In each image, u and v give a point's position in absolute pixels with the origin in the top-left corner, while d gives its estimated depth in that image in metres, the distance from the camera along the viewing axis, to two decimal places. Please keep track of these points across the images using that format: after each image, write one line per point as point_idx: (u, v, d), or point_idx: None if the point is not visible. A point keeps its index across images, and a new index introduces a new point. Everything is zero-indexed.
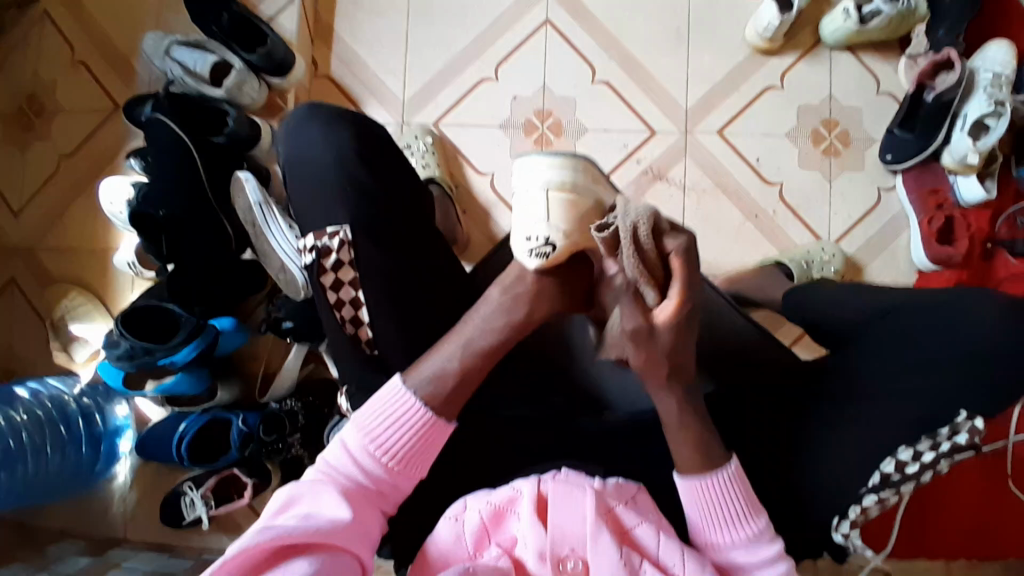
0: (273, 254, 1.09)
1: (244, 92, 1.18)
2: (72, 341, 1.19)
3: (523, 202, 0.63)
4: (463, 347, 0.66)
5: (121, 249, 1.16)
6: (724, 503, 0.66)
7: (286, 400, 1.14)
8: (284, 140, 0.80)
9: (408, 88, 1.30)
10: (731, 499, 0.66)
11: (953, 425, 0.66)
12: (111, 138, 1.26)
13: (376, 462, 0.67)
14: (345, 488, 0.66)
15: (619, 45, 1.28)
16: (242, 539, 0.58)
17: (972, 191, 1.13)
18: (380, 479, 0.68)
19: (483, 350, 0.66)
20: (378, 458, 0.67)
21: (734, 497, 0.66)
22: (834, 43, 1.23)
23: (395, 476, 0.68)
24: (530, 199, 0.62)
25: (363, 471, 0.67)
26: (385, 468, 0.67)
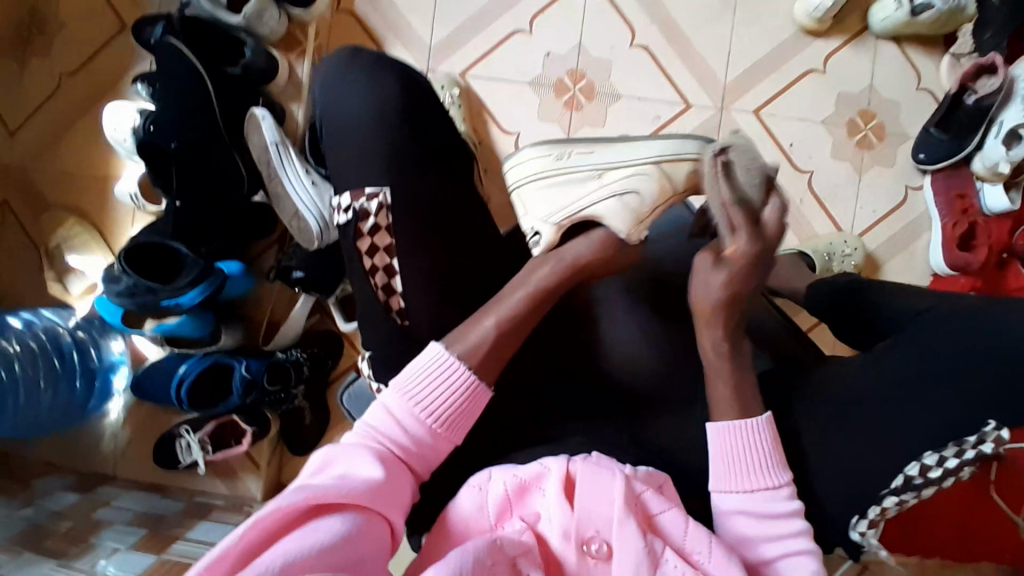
0: (287, 199, 1.03)
1: (264, 20, 1.10)
2: (67, 272, 1.13)
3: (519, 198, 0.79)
4: (498, 311, 0.67)
5: (123, 179, 1.10)
6: (751, 452, 0.65)
7: (291, 349, 1.11)
8: (321, 85, 0.75)
9: (436, 33, 1.22)
10: (763, 451, 0.65)
11: (981, 434, 0.64)
12: (117, 57, 1.17)
13: (419, 425, 0.63)
14: (383, 450, 0.62)
15: (662, 10, 1.22)
16: (278, 495, 0.53)
17: (997, 199, 1.11)
18: (421, 443, 0.64)
19: (513, 314, 0.67)
20: (422, 420, 0.63)
21: (764, 451, 0.65)
22: (882, 31, 1.19)
23: (437, 440, 0.64)
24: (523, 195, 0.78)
25: (406, 433, 0.63)
26: (429, 431, 0.64)
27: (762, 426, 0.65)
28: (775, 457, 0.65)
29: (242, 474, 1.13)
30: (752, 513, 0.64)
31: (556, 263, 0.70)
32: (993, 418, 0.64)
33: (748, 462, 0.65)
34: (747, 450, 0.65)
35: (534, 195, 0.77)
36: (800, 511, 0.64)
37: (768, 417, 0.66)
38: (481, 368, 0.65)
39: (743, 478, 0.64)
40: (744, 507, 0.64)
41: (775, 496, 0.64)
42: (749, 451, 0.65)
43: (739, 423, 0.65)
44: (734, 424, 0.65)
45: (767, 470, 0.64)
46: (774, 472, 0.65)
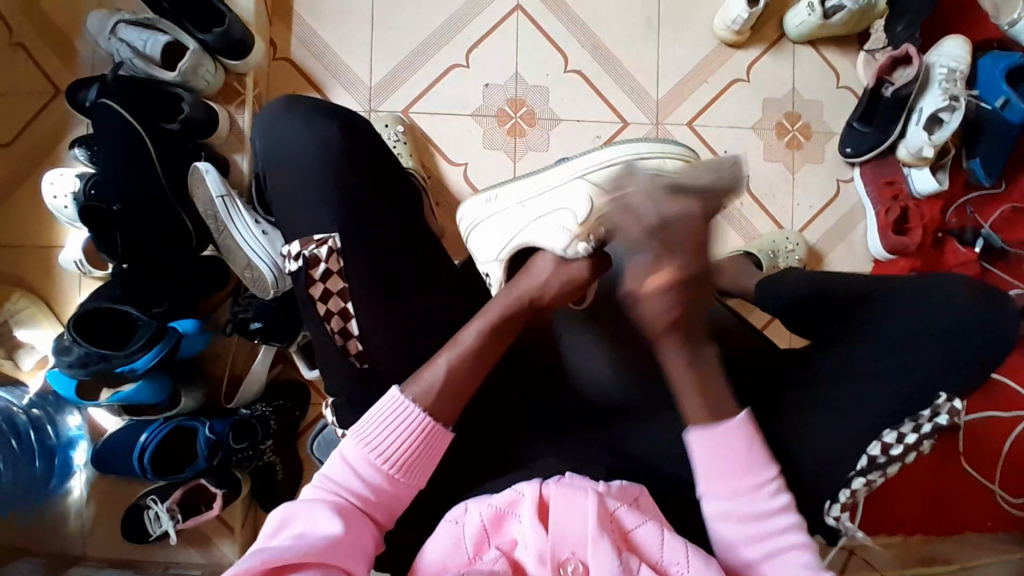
0: (238, 250, 1.03)
1: (199, 75, 1.10)
2: (16, 347, 1.08)
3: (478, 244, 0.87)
4: (459, 352, 0.68)
5: (67, 248, 1.08)
6: (732, 454, 0.66)
7: (255, 404, 1.09)
8: (259, 132, 0.75)
9: (376, 73, 1.24)
10: (744, 451, 0.66)
11: (935, 407, 0.70)
12: (52, 123, 1.15)
13: (376, 472, 0.64)
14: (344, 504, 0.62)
15: (591, 35, 1.27)
16: (233, 566, 0.53)
17: (925, 181, 1.20)
18: (380, 489, 0.64)
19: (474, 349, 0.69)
20: (378, 466, 0.64)
21: (742, 452, 0.66)
22: (798, 37, 1.26)
23: (395, 485, 0.65)
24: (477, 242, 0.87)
25: (363, 481, 0.64)
26: (387, 478, 0.64)
27: (738, 428, 0.66)
28: (755, 456, 0.66)
29: (215, 540, 1.09)
30: (740, 512, 0.65)
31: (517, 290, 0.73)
32: (944, 391, 0.70)
33: (728, 462, 0.66)
34: (732, 451, 0.66)
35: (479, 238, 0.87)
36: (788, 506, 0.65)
37: (744, 417, 0.67)
38: (444, 409, 0.66)
39: (733, 479, 0.66)
40: (730, 508, 0.65)
41: (759, 495, 0.65)
42: (730, 456, 0.66)
43: (717, 425, 0.66)
44: (710, 428, 0.66)
45: (752, 468, 0.66)
46: (758, 468, 0.66)
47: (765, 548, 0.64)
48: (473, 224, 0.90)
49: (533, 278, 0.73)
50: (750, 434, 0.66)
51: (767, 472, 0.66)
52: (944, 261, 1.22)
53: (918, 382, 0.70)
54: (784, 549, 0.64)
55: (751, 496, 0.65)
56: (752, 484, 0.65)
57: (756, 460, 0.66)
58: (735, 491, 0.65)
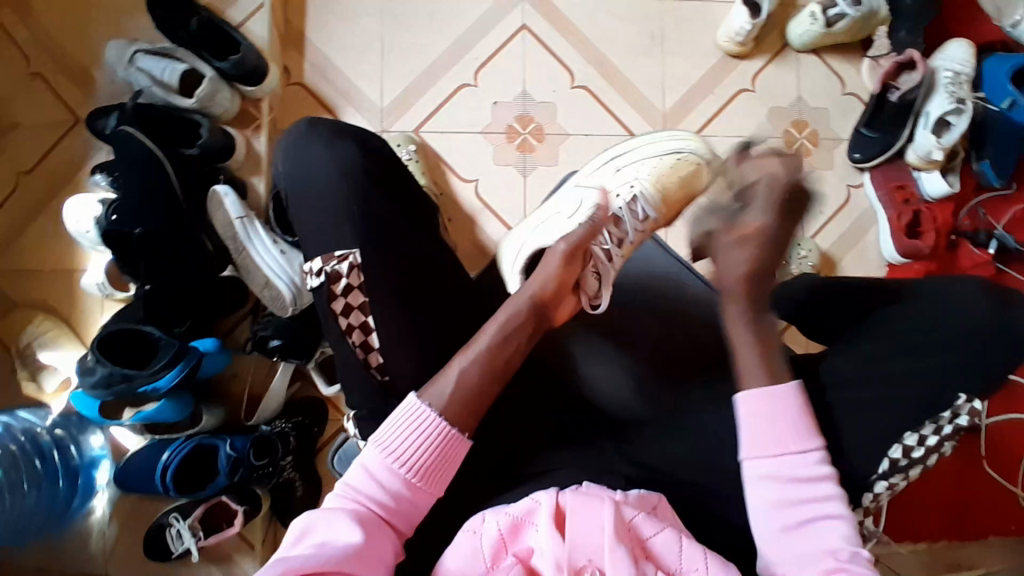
0: (257, 269, 1.05)
1: (216, 101, 1.13)
2: (40, 369, 1.11)
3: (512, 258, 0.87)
4: (469, 361, 0.68)
5: (89, 272, 1.11)
6: (778, 419, 0.66)
7: (274, 421, 1.10)
8: (281, 155, 0.77)
9: (387, 94, 1.27)
10: (793, 417, 0.66)
11: (955, 408, 0.69)
12: (75, 151, 1.19)
13: (397, 479, 0.64)
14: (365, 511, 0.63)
15: (597, 51, 1.29)
16: (256, 574, 0.54)
17: (936, 185, 1.19)
18: (400, 496, 0.65)
19: (489, 360, 0.69)
20: (397, 472, 0.64)
21: (794, 416, 0.66)
22: (801, 46, 1.28)
23: (416, 493, 0.65)
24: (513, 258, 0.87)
25: (382, 488, 0.64)
26: (406, 483, 0.65)
27: (789, 393, 0.67)
28: (804, 422, 0.66)
29: (236, 555, 1.09)
30: (781, 478, 0.64)
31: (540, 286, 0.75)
32: (963, 392, 0.70)
33: (780, 424, 0.66)
34: (781, 416, 0.66)
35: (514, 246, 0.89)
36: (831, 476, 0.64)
37: (797, 385, 0.68)
38: (461, 421, 0.67)
39: (776, 441, 0.65)
40: (773, 471, 0.65)
41: (805, 461, 0.64)
42: (778, 418, 0.66)
43: (767, 390, 0.67)
44: (765, 390, 0.67)
45: (800, 435, 0.65)
46: (806, 438, 0.65)
47: (797, 520, 0.63)
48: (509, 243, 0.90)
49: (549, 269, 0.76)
50: (801, 399, 0.67)
51: (813, 440, 0.65)
52: (957, 263, 1.23)
53: (937, 381, 0.70)
54: (823, 519, 0.63)
55: (795, 461, 0.65)
56: (794, 450, 0.65)
57: (805, 426, 0.66)
58: (776, 454, 0.65)
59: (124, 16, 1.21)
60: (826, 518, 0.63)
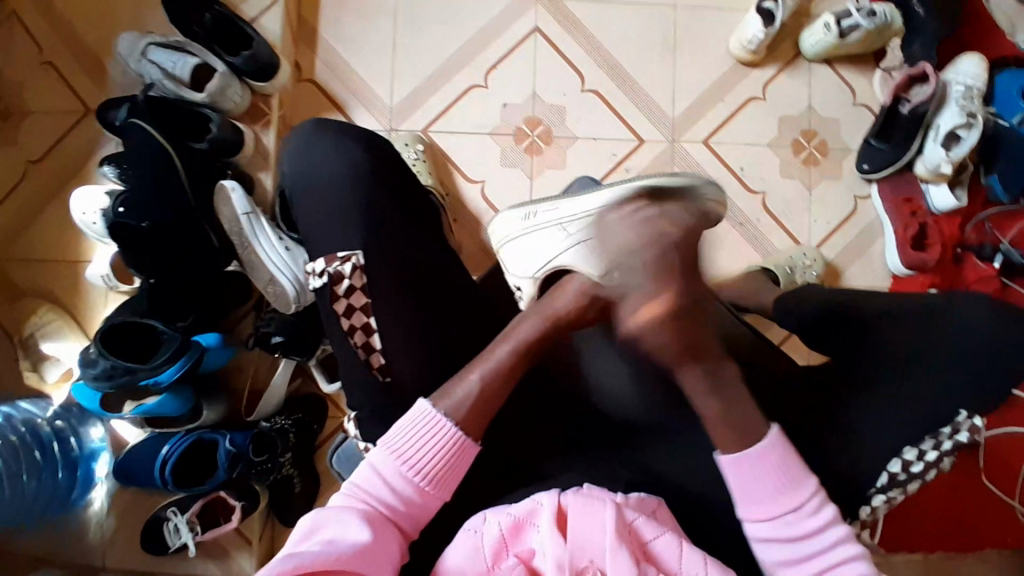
0: (262, 265, 1.05)
1: (227, 95, 1.13)
2: (42, 360, 1.11)
3: (516, 255, 0.85)
4: (486, 369, 0.68)
5: (94, 262, 1.11)
6: (765, 477, 0.65)
7: (275, 417, 1.10)
8: (288, 157, 0.77)
9: (396, 93, 1.27)
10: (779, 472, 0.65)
11: (955, 424, 0.71)
12: (82, 142, 1.19)
13: (408, 484, 0.66)
14: (374, 512, 0.64)
15: (608, 56, 1.29)
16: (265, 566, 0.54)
17: (943, 199, 1.20)
18: (409, 501, 0.66)
19: (502, 368, 0.69)
20: (410, 479, 0.66)
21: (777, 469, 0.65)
22: (813, 56, 1.28)
23: (426, 498, 0.66)
24: (518, 253, 0.85)
25: (394, 493, 0.66)
26: (418, 490, 0.66)
27: (768, 450, 0.65)
28: (790, 475, 0.65)
29: (233, 551, 1.09)
30: (782, 538, 0.65)
31: (543, 315, 0.70)
32: (963, 408, 0.71)
33: (766, 481, 0.65)
34: (767, 471, 0.65)
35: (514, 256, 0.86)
36: (834, 514, 0.65)
37: (777, 433, 0.66)
38: (468, 425, 0.67)
39: (768, 501, 0.65)
40: (773, 532, 0.65)
41: (801, 516, 0.64)
42: (765, 477, 0.65)
43: (744, 451, 0.65)
44: (740, 454, 0.65)
45: (790, 490, 0.65)
46: (801, 485, 0.65)
47: (809, 569, 0.64)
48: (507, 241, 0.89)
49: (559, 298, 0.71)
50: (783, 449, 0.65)
51: (807, 488, 0.65)
52: (962, 276, 1.22)
53: (935, 398, 0.71)
54: (834, 565, 0.64)
55: (793, 517, 0.65)
56: (794, 503, 0.65)
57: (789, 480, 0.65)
58: (772, 515, 0.65)
59: (136, 9, 1.21)
60: (843, 559, 0.64)
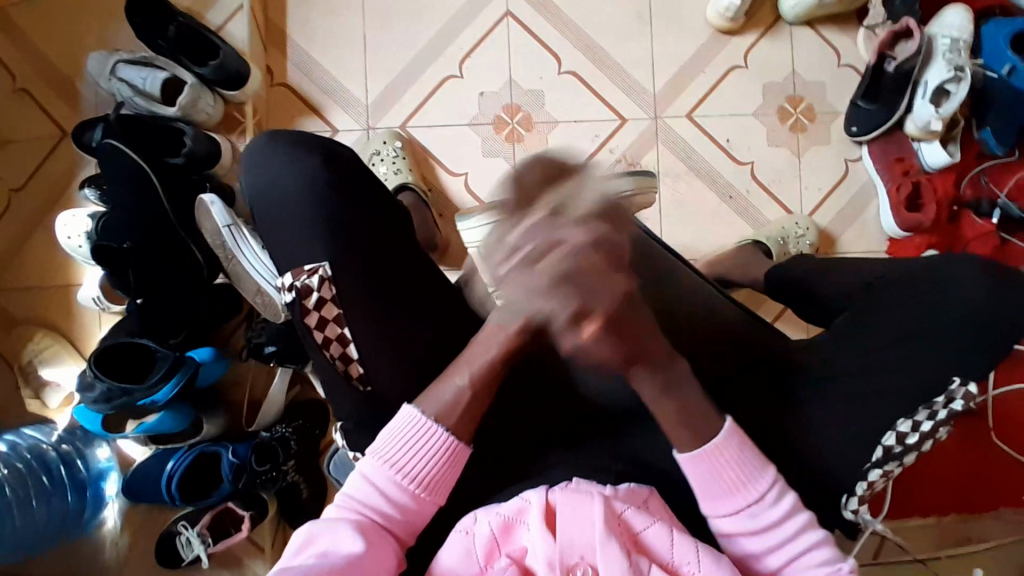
0: (248, 277, 1.05)
1: (199, 108, 1.12)
2: (44, 386, 1.12)
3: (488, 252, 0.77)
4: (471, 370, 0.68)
5: (84, 285, 1.11)
6: (726, 470, 0.65)
7: (275, 426, 1.10)
8: (246, 171, 0.76)
9: (371, 91, 1.25)
10: (738, 463, 0.65)
11: (949, 392, 0.69)
12: (61, 165, 1.19)
13: (402, 491, 0.66)
14: (369, 522, 0.64)
15: (583, 35, 1.26)
16: None
17: (936, 155, 1.17)
18: (405, 508, 0.66)
19: (486, 369, 0.69)
20: (404, 486, 0.66)
21: (741, 459, 0.65)
22: (794, 19, 1.24)
23: (420, 504, 0.67)
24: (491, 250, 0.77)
25: (388, 500, 0.66)
26: (413, 496, 0.66)
27: (727, 441, 0.65)
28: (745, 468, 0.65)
29: (247, 559, 1.11)
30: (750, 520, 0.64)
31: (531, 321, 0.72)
32: (956, 375, 0.69)
33: (724, 479, 0.64)
34: (730, 463, 0.65)
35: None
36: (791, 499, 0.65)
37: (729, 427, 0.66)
38: (457, 428, 0.68)
39: (736, 492, 0.64)
40: (740, 519, 0.65)
41: (763, 507, 0.64)
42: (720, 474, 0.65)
43: (705, 448, 0.65)
44: (712, 443, 0.65)
45: (747, 486, 0.64)
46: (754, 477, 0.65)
47: (788, 554, 0.64)
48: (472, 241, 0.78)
49: None
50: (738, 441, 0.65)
51: (765, 478, 0.65)
52: (960, 234, 1.20)
53: (928, 370, 0.69)
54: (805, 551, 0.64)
55: (756, 505, 0.64)
56: (756, 492, 0.64)
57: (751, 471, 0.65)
58: (736, 509, 0.64)
59: (104, 26, 1.21)
60: (809, 547, 0.64)
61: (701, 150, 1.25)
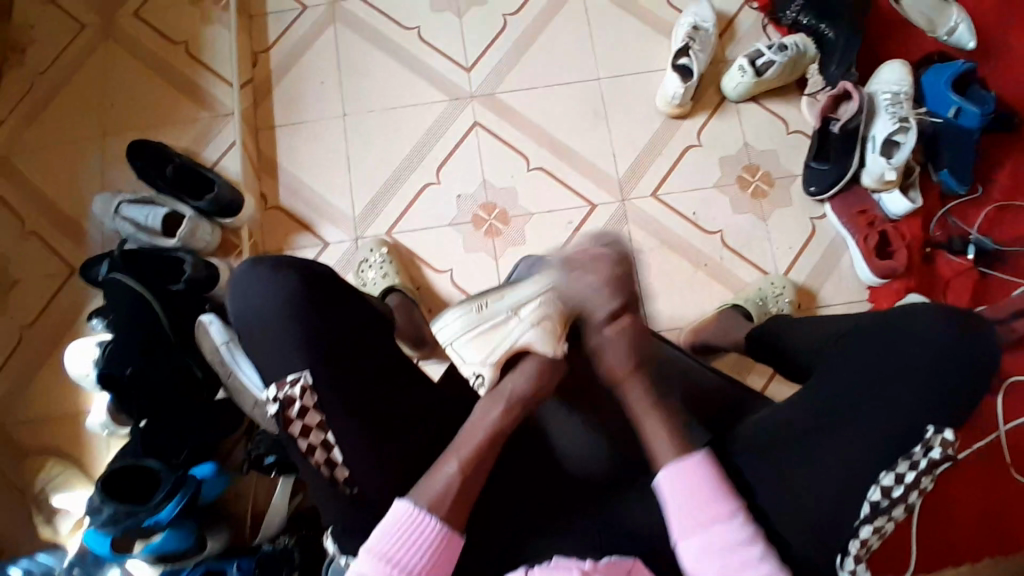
0: (245, 390, 1.08)
1: (198, 237, 1.23)
2: (53, 513, 1.16)
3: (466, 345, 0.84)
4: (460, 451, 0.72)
5: (92, 412, 1.16)
6: (698, 488, 0.68)
7: (279, 537, 1.10)
8: (231, 292, 0.80)
9: (357, 204, 1.35)
10: (707, 487, 0.68)
11: (926, 441, 0.67)
12: (72, 300, 1.27)
13: None
14: None
15: (546, 134, 1.37)
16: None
17: (898, 203, 1.23)
18: None
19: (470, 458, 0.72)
20: None
21: (705, 487, 0.69)
22: (738, 97, 1.34)
23: None
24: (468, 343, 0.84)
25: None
26: None
27: (698, 466, 0.69)
28: (718, 492, 0.68)
29: None
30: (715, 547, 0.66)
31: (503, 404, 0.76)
32: (931, 424, 0.68)
33: (696, 496, 0.68)
34: (698, 487, 0.68)
35: (466, 347, 0.84)
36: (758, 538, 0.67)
37: (704, 453, 0.70)
38: (449, 517, 0.69)
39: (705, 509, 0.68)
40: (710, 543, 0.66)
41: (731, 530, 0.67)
42: (696, 492, 0.68)
43: (679, 463, 0.70)
44: (682, 463, 0.70)
45: (715, 507, 0.68)
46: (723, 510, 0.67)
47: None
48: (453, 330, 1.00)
49: (517, 380, 0.78)
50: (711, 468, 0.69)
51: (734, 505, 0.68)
52: (939, 274, 1.23)
53: (902, 414, 0.68)
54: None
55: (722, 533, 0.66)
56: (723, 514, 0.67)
57: (718, 495, 0.68)
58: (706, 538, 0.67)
59: (112, 173, 1.34)
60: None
61: (671, 221, 1.32)
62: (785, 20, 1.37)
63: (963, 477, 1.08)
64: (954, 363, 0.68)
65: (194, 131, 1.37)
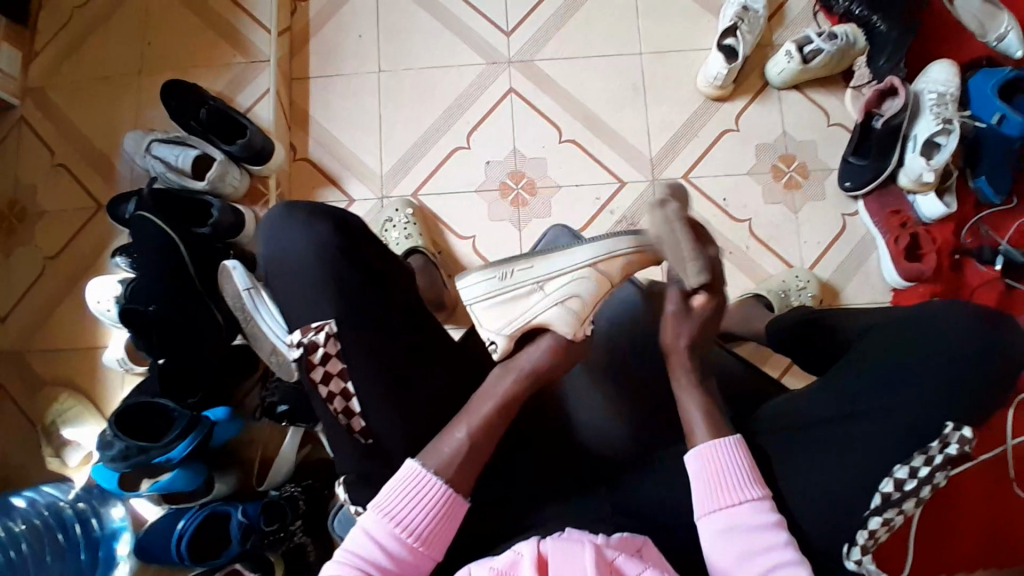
0: (263, 337, 1.08)
1: (227, 181, 1.23)
2: (65, 445, 1.17)
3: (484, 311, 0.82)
4: (471, 417, 0.71)
5: (110, 347, 1.18)
6: (723, 470, 0.68)
7: (285, 486, 1.11)
8: (265, 235, 0.81)
9: (384, 163, 1.34)
10: (734, 470, 0.68)
11: (943, 437, 0.66)
12: (97, 236, 1.28)
13: (400, 543, 0.66)
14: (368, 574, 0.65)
15: (581, 107, 1.35)
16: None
17: (932, 206, 1.21)
18: (403, 560, 0.67)
19: (483, 425, 0.71)
20: (403, 539, 0.66)
21: (732, 468, 0.68)
22: (781, 84, 1.31)
23: (418, 557, 0.67)
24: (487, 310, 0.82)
25: (388, 555, 0.66)
26: (410, 549, 0.67)
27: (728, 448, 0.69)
28: (749, 474, 0.68)
29: None
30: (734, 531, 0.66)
31: (517, 371, 0.76)
32: (948, 420, 0.66)
33: (718, 479, 0.68)
34: (727, 470, 0.68)
35: (485, 311, 0.82)
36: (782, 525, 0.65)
37: (737, 438, 0.70)
38: (457, 477, 0.69)
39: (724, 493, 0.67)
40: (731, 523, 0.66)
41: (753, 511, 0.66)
42: (717, 473, 0.68)
43: (711, 442, 0.70)
44: (710, 445, 0.70)
45: (741, 487, 0.67)
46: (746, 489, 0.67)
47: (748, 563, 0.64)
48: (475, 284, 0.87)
49: (535, 352, 0.77)
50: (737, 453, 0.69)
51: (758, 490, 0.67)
52: (966, 281, 1.21)
53: (926, 415, 0.67)
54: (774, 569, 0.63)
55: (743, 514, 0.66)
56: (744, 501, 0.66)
57: (749, 479, 0.67)
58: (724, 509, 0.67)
59: (144, 111, 1.34)
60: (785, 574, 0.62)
61: (700, 205, 1.30)
62: (837, 9, 1.32)
63: (969, 484, 1.08)
64: (987, 370, 0.67)
65: (229, 76, 1.36)
